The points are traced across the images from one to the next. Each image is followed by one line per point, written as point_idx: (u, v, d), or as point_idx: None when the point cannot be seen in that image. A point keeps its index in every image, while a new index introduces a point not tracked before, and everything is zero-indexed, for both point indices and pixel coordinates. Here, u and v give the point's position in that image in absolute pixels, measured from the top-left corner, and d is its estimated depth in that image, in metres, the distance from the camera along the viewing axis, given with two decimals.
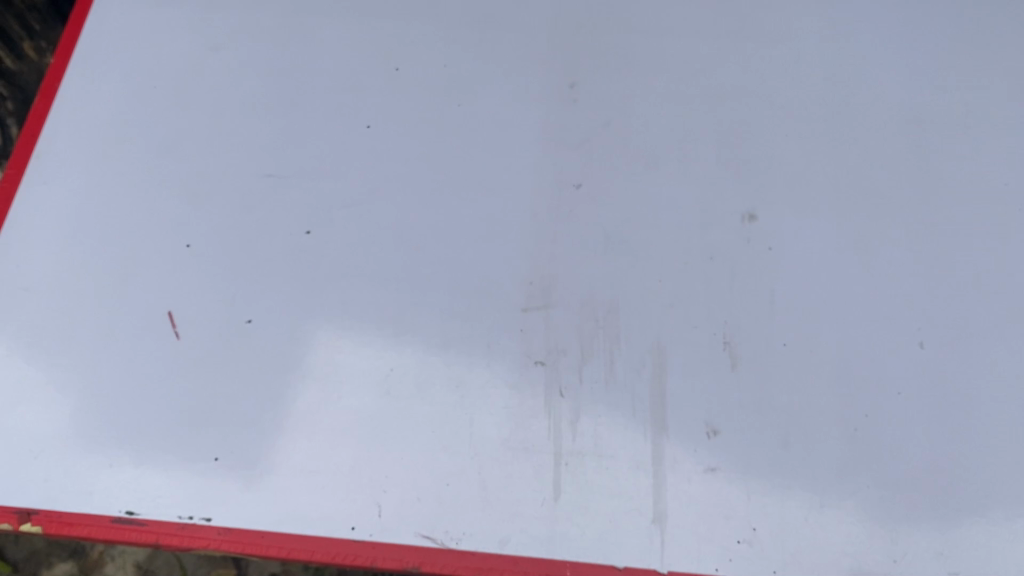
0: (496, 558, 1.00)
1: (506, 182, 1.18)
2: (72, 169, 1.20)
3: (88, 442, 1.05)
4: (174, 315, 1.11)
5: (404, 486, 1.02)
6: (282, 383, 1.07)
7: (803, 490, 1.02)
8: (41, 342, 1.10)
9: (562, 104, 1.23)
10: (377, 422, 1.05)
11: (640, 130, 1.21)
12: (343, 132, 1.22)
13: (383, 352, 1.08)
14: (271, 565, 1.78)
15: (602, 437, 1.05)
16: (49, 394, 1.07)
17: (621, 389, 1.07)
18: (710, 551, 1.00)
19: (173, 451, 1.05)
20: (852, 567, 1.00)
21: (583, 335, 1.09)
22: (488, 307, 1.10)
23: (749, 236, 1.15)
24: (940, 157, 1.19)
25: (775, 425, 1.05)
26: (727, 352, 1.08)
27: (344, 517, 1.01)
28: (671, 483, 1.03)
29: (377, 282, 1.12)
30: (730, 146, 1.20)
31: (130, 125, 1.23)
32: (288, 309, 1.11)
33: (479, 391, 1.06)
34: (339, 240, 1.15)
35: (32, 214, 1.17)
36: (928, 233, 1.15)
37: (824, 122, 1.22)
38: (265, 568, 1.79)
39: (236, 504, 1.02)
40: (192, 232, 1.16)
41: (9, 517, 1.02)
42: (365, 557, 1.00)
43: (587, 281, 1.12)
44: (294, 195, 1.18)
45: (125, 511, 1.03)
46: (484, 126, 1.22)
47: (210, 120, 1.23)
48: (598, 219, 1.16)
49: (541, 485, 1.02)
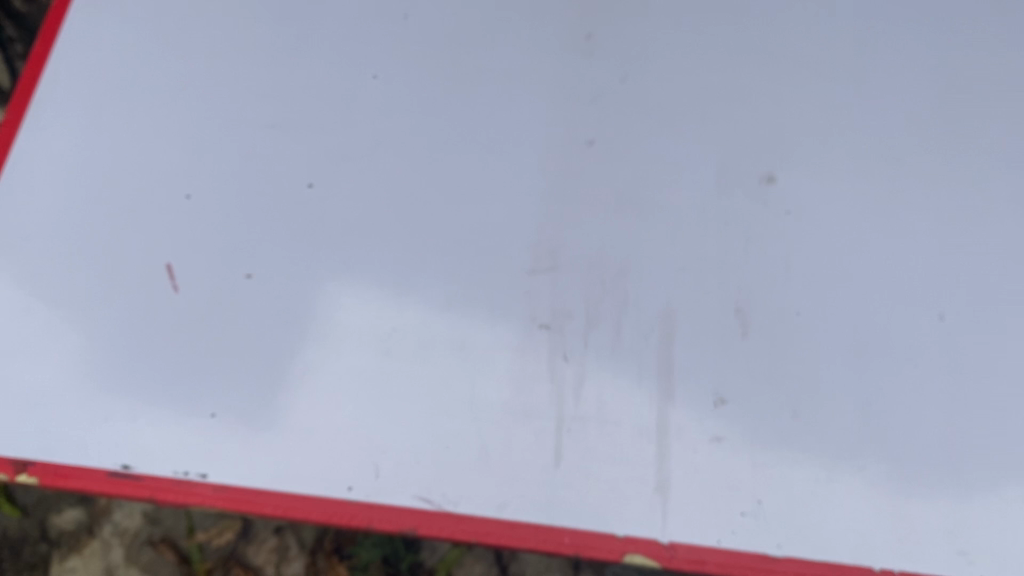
0: (494, 522, 0.98)
1: (517, 138, 1.14)
2: (72, 115, 1.17)
3: (82, 395, 1.04)
4: (172, 267, 1.09)
5: (403, 447, 1.00)
6: (281, 339, 1.05)
7: (811, 462, 1.00)
8: (37, 291, 1.08)
9: (578, 58, 1.18)
10: (378, 382, 1.03)
11: (658, 88, 1.17)
12: (352, 83, 1.18)
13: (384, 310, 1.06)
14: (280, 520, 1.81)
15: (606, 403, 1.02)
16: (46, 344, 1.06)
17: (628, 355, 1.04)
18: (714, 523, 0.98)
19: (168, 405, 1.03)
20: (859, 544, 0.97)
21: (591, 298, 1.06)
22: (494, 266, 1.07)
23: (766, 199, 1.11)
24: (971, 124, 1.14)
25: (785, 396, 1.02)
26: (738, 320, 1.05)
27: (341, 477, 1.00)
28: (675, 452, 1.00)
29: (381, 238, 1.09)
30: (751, 105, 1.15)
31: (132, 69, 1.20)
32: (288, 264, 1.08)
33: (481, 353, 1.04)
34: (343, 197, 1.11)
35: (30, 158, 1.14)
36: (955, 200, 1.10)
37: (849, 81, 1.17)
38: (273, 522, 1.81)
39: (230, 461, 1.01)
40: (193, 183, 1.13)
41: (5, 468, 1.02)
42: (361, 518, 0.98)
43: (597, 243, 1.09)
44: (299, 147, 1.14)
45: (120, 465, 1.01)
46: (496, 79, 1.17)
47: (214, 67, 1.19)
48: (611, 179, 1.12)
49: (543, 449, 1.00)
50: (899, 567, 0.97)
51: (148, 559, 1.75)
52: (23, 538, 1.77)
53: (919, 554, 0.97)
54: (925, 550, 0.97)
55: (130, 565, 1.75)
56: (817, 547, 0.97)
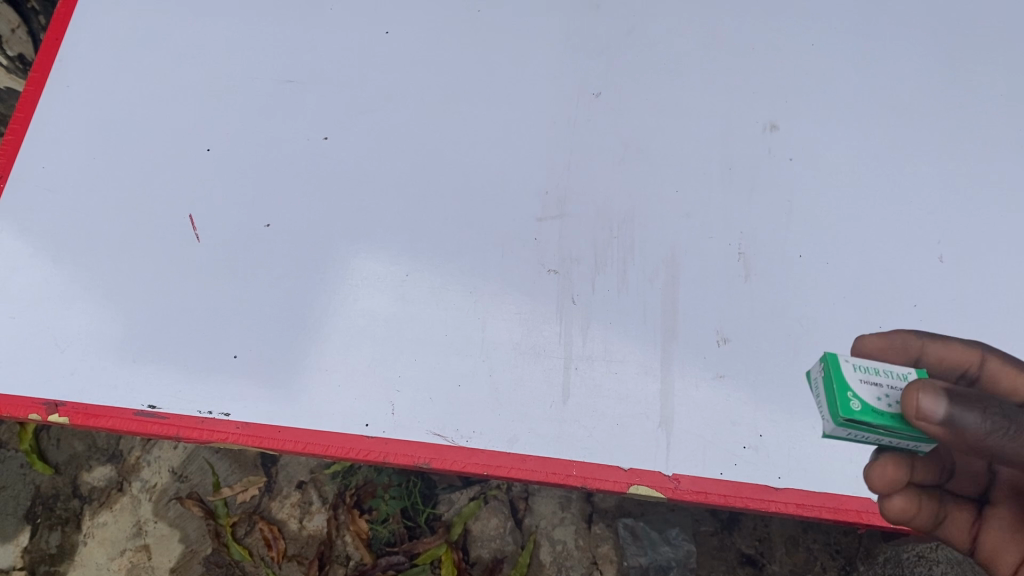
0: (505, 455, 1.01)
1: (525, 91, 1.17)
2: (95, 73, 1.21)
3: (112, 339, 1.08)
4: (194, 217, 1.13)
5: (417, 386, 1.05)
6: (301, 286, 1.09)
7: (812, 399, 1.03)
8: (67, 241, 1.13)
9: (585, 11, 1.21)
10: (392, 325, 1.07)
11: (663, 38, 1.19)
12: (365, 37, 1.21)
13: (399, 257, 1.10)
14: (303, 470, 1.73)
15: (612, 344, 1.06)
16: (76, 292, 1.10)
17: (633, 297, 1.07)
18: (715, 456, 1.02)
19: (193, 350, 1.08)
20: (859, 476, 1.01)
21: (598, 243, 1.09)
22: (503, 214, 1.11)
23: (770, 146, 1.13)
24: (970, 74, 1.17)
25: (787, 336, 1.05)
26: (742, 264, 1.08)
27: (359, 415, 1.04)
28: (679, 388, 1.04)
29: (394, 188, 1.13)
30: (755, 54, 1.18)
31: (152, 27, 1.24)
32: (304, 215, 1.12)
33: (491, 296, 1.07)
34: (358, 149, 1.15)
35: (55, 115, 1.19)
36: (955, 146, 1.13)
37: (851, 30, 1.19)
38: (295, 474, 1.73)
39: (252, 401, 1.05)
40: (213, 137, 1.17)
41: (38, 409, 1.06)
42: (377, 453, 1.02)
43: (604, 191, 1.12)
44: (314, 102, 1.18)
45: (148, 405, 1.06)
46: (505, 33, 1.20)
47: (231, 25, 1.23)
48: (617, 128, 1.15)
49: (551, 387, 1.04)
50: None
51: (176, 514, 1.68)
52: (55, 495, 1.71)
53: None
54: None
55: (159, 520, 1.68)
56: (817, 479, 1.01)
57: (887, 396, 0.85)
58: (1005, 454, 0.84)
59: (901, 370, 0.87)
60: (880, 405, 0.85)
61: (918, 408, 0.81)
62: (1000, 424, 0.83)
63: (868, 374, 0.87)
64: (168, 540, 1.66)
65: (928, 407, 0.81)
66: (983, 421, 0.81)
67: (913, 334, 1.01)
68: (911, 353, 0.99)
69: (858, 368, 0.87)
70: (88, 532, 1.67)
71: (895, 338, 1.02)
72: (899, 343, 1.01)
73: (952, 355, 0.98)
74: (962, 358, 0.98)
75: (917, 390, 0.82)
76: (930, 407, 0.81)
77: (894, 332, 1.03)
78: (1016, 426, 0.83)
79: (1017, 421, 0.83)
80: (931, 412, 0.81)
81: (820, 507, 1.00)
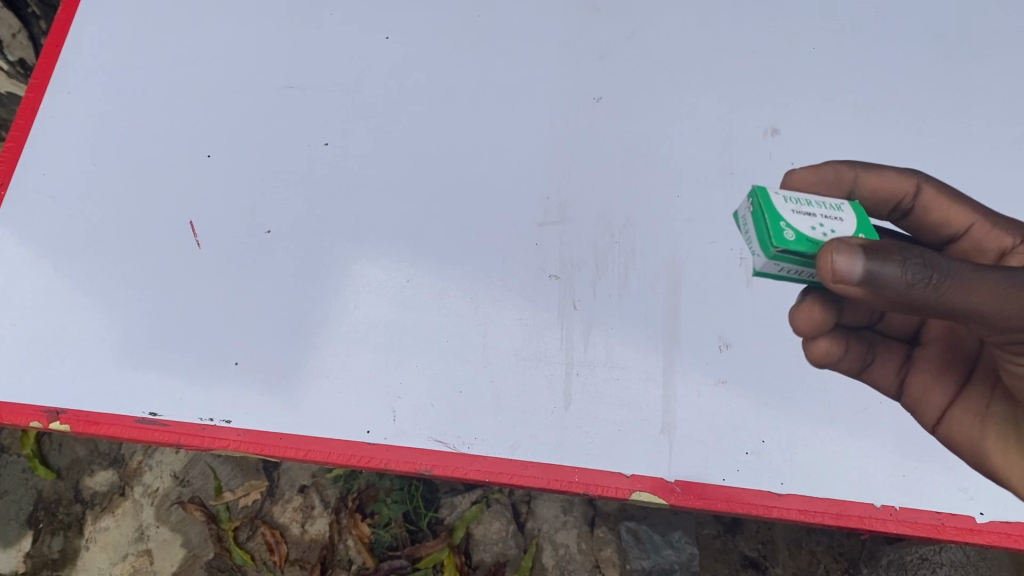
0: (507, 462, 1.01)
1: (526, 96, 1.17)
2: (95, 79, 1.21)
3: (113, 346, 1.08)
4: (195, 224, 1.13)
5: (419, 393, 1.04)
6: (302, 292, 1.09)
7: (812, 405, 1.03)
8: (67, 248, 1.13)
9: (585, 15, 1.21)
10: (393, 332, 1.07)
11: (664, 42, 1.19)
12: (365, 43, 1.21)
13: (400, 263, 1.10)
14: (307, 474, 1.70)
15: (613, 350, 1.05)
16: (76, 299, 1.10)
17: (635, 302, 1.07)
18: (717, 462, 1.02)
19: (194, 357, 1.07)
20: (861, 482, 1.01)
21: (599, 248, 1.09)
22: (504, 219, 1.11)
23: (771, 150, 1.13)
24: (972, 78, 1.17)
25: (788, 341, 1.05)
26: (743, 269, 1.08)
27: (360, 422, 1.04)
28: (681, 394, 1.04)
29: (395, 194, 1.13)
30: (756, 58, 1.18)
31: (151, 33, 1.23)
32: (305, 221, 1.12)
33: (492, 302, 1.07)
34: (358, 154, 1.15)
35: (55, 121, 1.19)
36: (957, 149, 1.13)
37: (851, 34, 1.19)
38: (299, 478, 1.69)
39: (252, 408, 1.05)
40: (213, 143, 1.17)
41: (39, 416, 1.06)
42: (378, 460, 1.02)
43: (605, 195, 1.11)
44: (314, 108, 1.18)
45: (149, 412, 1.06)
46: (505, 38, 1.20)
47: (231, 30, 1.23)
48: (618, 133, 1.14)
49: (553, 393, 1.04)
50: (900, 503, 1.01)
51: (178, 519, 1.64)
52: (56, 500, 1.65)
53: (920, 490, 1.02)
54: (925, 486, 1.02)
55: (161, 525, 1.63)
56: (819, 484, 1.01)
57: (820, 225, 0.92)
58: (936, 305, 0.80)
59: (833, 202, 0.96)
60: (812, 231, 0.92)
61: (833, 267, 0.81)
62: (913, 274, 0.78)
63: (800, 206, 0.94)
64: (171, 545, 1.62)
65: (844, 267, 0.80)
66: (901, 273, 0.78)
67: (846, 166, 1.10)
68: (848, 186, 1.08)
69: (790, 202, 0.95)
70: (90, 537, 1.62)
71: (830, 174, 1.09)
72: (834, 175, 1.09)
73: (884, 185, 1.08)
74: (900, 190, 1.08)
75: (833, 250, 0.81)
76: (847, 266, 0.80)
77: (828, 164, 1.10)
78: (938, 275, 0.78)
79: (936, 269, 0.79)
80: (848, 271, 0.80)
81: (822, 513, 1.00)
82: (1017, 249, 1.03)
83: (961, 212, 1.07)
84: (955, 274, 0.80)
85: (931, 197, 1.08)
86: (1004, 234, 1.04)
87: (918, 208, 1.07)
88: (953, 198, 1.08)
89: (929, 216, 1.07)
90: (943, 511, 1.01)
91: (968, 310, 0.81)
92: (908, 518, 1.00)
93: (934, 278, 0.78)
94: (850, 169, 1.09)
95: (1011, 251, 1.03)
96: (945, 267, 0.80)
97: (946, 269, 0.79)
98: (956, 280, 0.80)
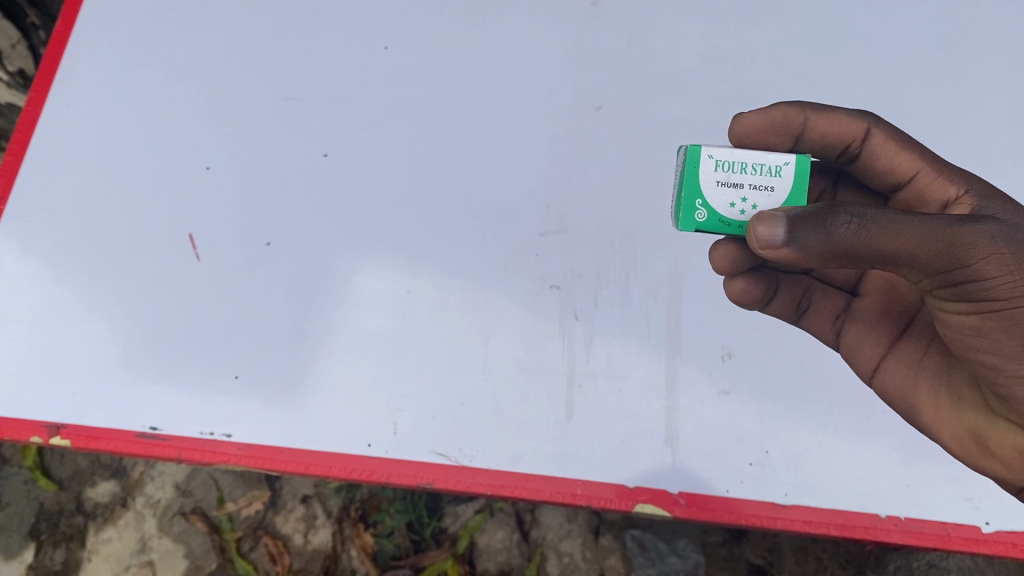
0: (508, 475, 1.01)
1: (525, 105, 1.16)
2: (94, 92, 1.21)
3: (113, 360, 1.08)
4: (194, 236, 1.12)
5: (420, 405, 1.04)
6: (302, 305, 1.08)
7: (816, 415, 1.03)
8: (67, 261, 1.12)
9: (585, 22, 1.20)
10: (393, 344, 1.06)
11: (665, 49, 1.18)
12: (364, 53, 1.20)
13: (400, 274, 1.09)
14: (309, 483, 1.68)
15: (616, 360, 1.05)
16: (76, 313, 1.10)
17: (636, 313, 1.06)
18: (722, 473, 1.01)
19: (193, 370, 1.07)
20: (866, 492, 1.01)
21: (601, 258, 1.08)
22: (505, 229, 1.10)
23: None
24: (973, 85, 1.16)
25: (791, 351, 1.05)
26: None
27: (361, 435, 1.04)
28: (684, 404, 1.03)
29: (395, 205, 1.12)
30: (757, 65, 1.17)
31: (150, 45, 1.23)
32: (305, 233, 1.12)
33: (494, 314, 1.07)
34: (358, 165, 1.14)
35: (55, 134, 1.18)
36: (959, 156, 1.12)
37: (853, 39, 1.18)
38: (301, 487, 1.67)
39: (254, 422, 1.05)
40: (212, 155, 1.16)
41: (39, 431, 1.06)
42: (380, 473, 1.02)
43: (606, 204, 1.11)
44: (313, 118, 1.17)
45: (149, 427, 1.06)
46: (504, 47, 1.20)
47: (228, 40, 1.22)
48: (619, 140, 1.14)
49: (555, 405, 1.03)
50: (906, 513, 1.00)
51: (180, 530, 1.62)
52: (58, 511, 1.64)
53: (927, 500, 1.00)
54: (931, 496, 1.01)
55: (163, 536, 1.61)
56: (824, 495, 1.00)
57: (739, 201, 0.85)
58: (870, 253, 0.72)
59: (771, 162, 0.84)
60: (728, 214, 0.85)
61: (757, 237, 0.75)
62: (832, 228, 0.71)
63: (726, 176, 0.85)
64: (173, 555, 1.60)
65: (765, 235, 0.74)
66: (814, 232, 0.71)
67: (792, 105, 0.95)
68: (795, 131, 0.95)
69: (719, 168, 0.85)
70: (93, 548, 1.61)
71: (779, 116, 0.94)
72: (783, 119, 0.95)
73: (835, 130, 0.95)
74: (848, 134, 0.96)
75: (757, 219, 0.75)
76: (768, 233, 0.74)
77: (776, 105, 0.95)
78: (862, 224, 0.70)
79: (859, 216, 0.71)
80: (773, 238, 0.74)
81: (827, 523, 0.99)
82: (959, 199, 0.91)
83: (910, 157, 0.95)
84: (884, 217, 0.71)
85: (879, 140, 0.96)
86: (953, 181, 0.92)
87: (864, 155, 0.97)
88: (907, 140, 0.96)
89: (872, 164, 0.97)
90: (949, 521, 1.00)
91: (911, 252, 0.72)
92: (913, 528, 0.99)
93: (857, 227, 0.70)
94: (798, 109, 0.95)
95: (954, 203, 0.92)
96: (870, 212, 0.71)
97: (871, 215, 0.71)
98: (885, 225, 0.71)
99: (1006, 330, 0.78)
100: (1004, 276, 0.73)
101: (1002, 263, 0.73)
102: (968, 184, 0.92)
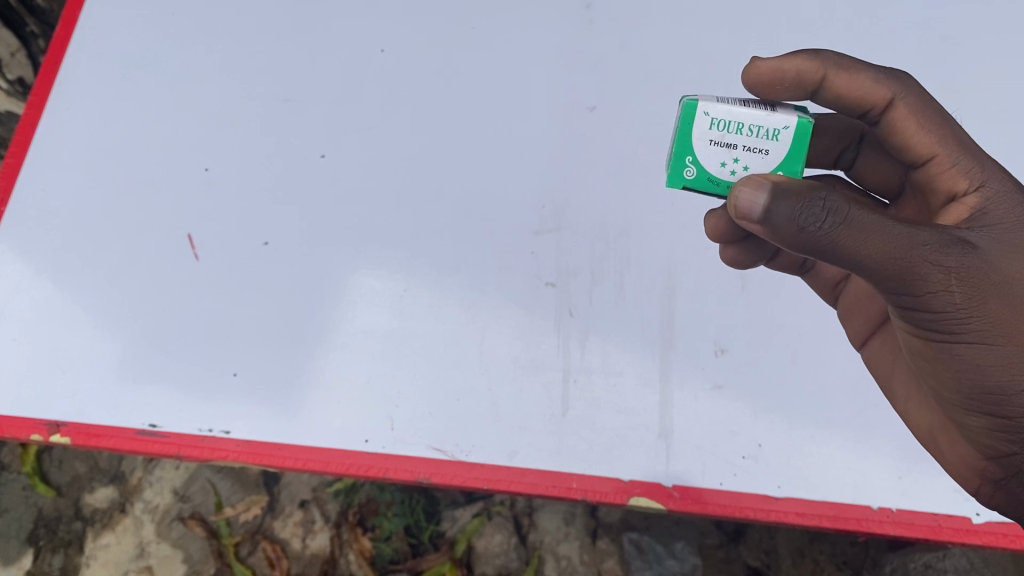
0: (504, 469, 1.02)
1: (521, 107, 1.18)
2: (94, 95, 1.22)
3: (113, 358, 1.09)
4: (193, 236, 1.13)
5: (415, 400, 1.05)
6: (301, 304, 1.10)
7: (808, 408, 1.04)
8: (68, 260, 1.13)
9: (579, 24, 1.22)
10: (391, 341, 1.08)
11: (658, 50, 1.20)
12: (361, 56, 1.22)
13: (398, 273, 1.10)
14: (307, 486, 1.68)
15: (610, 356, 1.06)
16: (76, 312, 1.11)
17: (630, 309, 1.08)
18: (716, 466, 1.02)
19: (192, 369, 1.08)
20: (857, 483, 1.02)
21: (595, 256, 1.10)
22: (500, 227, 1.11)
23: None
24: (960, 83, 1.18)
25: (783, 345, 1.06)
26: (737, 275, 1.09)
27: (359, 431, 1.05)
28: (678, 399, 1.04)
29: (392, 204, 1.14)
30: (749, 65, 1.19)
31: (150, 49, 1.24)
32: (303, 231, 1.13)
33: (490, 311, 1.08)
34: (355, 166, 1.16)
35: (54, 136, 1.19)
36: None
37: (843, 39, 1.20)
38: (299, 490, 1.67)
39: (252, 418, 1.06)
40: (211, 157, 1.18)
41: (39, 429, 1.07)
42: (378, 468, 1.03)
43: (600, 202, 1.12)
44: (311, 121, 1.19)
45: (149, 424, 1.06)
46: (500, 48, 1.21)
47: (227, 44, 1.23)
48: (613, 141, 1.15)
49: (550, 400, 1.04)
50: (898, 505, 1.01)
51: (178, 535, 1.62)
52: (58, 517, 1.64)
53: (918, 492, 1.02)
54: (922, 488, 1.02)
55: (161, 541, 1.61)
56: (818, 488, 1.02)
57: (732, 162, 0.79)
58: (835, 256, 0.67)
59: (770, 125, 0.77)
60: (719, 173, 0.80)
61: (737, 201, 0.70)
62: (806, 220, 0.66)
63: (720, 136, 0.78)
64: (172, 560, 1.60)
65: (745, 202, 0.69)
66: (790, 216, 0.66)
67: (809, 57, 0.84)
68: (807, 86, 0.85)
69: (714, 128, 0.78)
70: (91, 553, 1.61)
71: (788, 72, 0.84)
72: (794, 76, 0.84)
73: (851, 91, 0.84)
74: (864, 99, 0.84)
75: (743, 181, 0.70)
76: (747, 202, 0.69)
77: (789, 58, 0.84)
78: (835, 225, 0.65)
79: (836, 216, 0.65)
80: (752, 207, 0.69)
81: (820, 515, 1.01)
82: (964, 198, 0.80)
83: (929, 139, 0.82)
84: (861, 222, 0.65)
85: (898, 115, 0.83)
86: (966, 173, 0.80)
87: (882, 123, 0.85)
88: (934, 114, 0.83)
89: (889, 137, 0.85)
90: (940, 512, 1.01)
91: (872, 269, 0.67)
92: (905, 519, 1.01)
93: (830, 227, 0.65)
94: (816, 62, 0.84)
95: (959, 200, 0.80)
96: (849, 215, 0.66)
97: (847, 218, 0.65)
98: (861, 230, 0.66)
99: (944, 368, 0.74)
100: (950, 313, 0.69)
101: (952, 300, 0.69)
102: (981, 180, 0.79)
